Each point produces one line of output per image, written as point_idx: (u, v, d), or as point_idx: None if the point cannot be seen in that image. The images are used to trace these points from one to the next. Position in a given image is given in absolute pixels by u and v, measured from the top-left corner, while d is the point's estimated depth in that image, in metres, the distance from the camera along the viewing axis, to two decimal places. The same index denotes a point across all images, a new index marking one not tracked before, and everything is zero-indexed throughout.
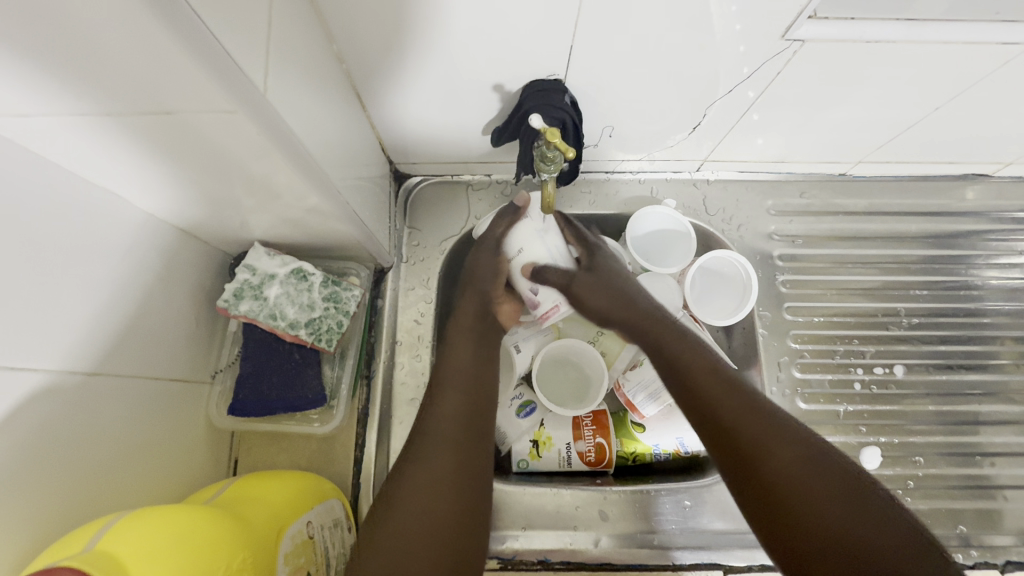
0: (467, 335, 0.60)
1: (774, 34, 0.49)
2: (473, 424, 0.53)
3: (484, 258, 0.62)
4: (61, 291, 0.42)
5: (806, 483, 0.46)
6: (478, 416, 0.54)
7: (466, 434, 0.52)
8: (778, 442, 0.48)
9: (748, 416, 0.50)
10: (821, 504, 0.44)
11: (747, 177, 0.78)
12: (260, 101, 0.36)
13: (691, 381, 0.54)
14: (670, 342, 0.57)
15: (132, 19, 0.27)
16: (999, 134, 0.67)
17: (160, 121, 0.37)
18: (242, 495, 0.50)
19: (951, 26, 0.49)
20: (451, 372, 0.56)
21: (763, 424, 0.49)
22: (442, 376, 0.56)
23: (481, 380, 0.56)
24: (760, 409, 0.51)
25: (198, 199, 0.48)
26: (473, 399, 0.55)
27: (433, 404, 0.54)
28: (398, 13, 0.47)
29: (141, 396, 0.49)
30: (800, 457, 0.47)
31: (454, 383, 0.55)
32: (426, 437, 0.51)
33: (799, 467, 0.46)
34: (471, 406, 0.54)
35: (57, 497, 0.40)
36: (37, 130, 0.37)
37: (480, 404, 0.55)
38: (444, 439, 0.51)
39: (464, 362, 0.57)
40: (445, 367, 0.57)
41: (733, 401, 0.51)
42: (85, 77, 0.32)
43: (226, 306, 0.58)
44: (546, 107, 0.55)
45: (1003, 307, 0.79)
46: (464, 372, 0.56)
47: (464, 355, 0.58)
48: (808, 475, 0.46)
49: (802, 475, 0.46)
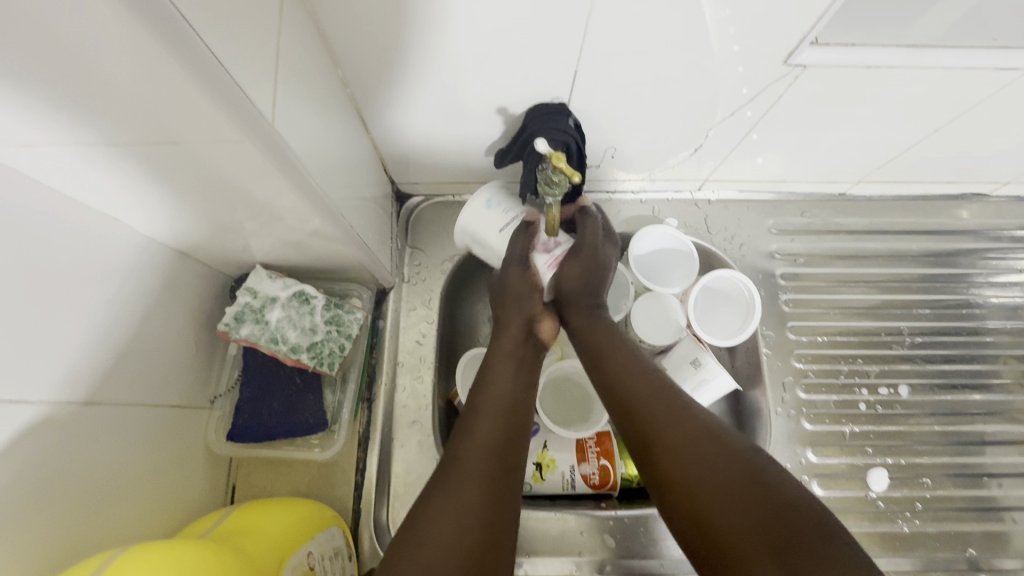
0: (509, 357, 0.60)
1: (775, 59, 0.50)
2: (508, 453, 0.52)
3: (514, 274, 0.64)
4: (56, 319, 0.41)
5: (707, 481, 0.46)
6: (513, 444, 0.53)
7: (503, 463, 0.51)
8: (679, 440, 0.49)
9: (658, 418, 0.51)
10: (714, 503, 0.45)
11: (748, 197, 0.78)
12: (268, 129, 0.36)
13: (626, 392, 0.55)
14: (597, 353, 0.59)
15: (138, 52, 0.27)
16: (996, 155, 0.68)
17: (164, 150, 0.36)
18: (241, 528, 0.48)
19: (949, 52, 0.50)
20: (490, 398, 0.55)
21: (668, 426, 0.51)
22: (479, 402, 0.55)
23: (518, 408, 0.56)
24: (671, 411, 0.52)
25: (200, 222, 0.48)
26: (509, 427, 0.54)
27: (468, 431, 0.53)
28: (403, 37, 0.47)
29: (137, 424, 0.48)
30: (700, 453, 0.48)
31: (491, 412, 0.54)
32: (461, 464, 0.50)
33: (699, 465, 0.47)
34: (506, 435, 0.53)
35: (50, 535, 0.39)
36: (38, 158, 0.37)
37: (515, 433, 0.54)
38: (480, 467, 0.50)
39: (504, 388, 0.57)
40: (484, 395, 0.56)
41: (645, 406, 0.53)
42: (86, 106, 0.31)
43: (225, 331, 0.57)
44: (550, 131, 0.55)
45: (1004, 325, 0.79)
46: (503, 399, 0.56)
47: (504, 382, 0.57)
48: (715, 481, 0.46)
49: (705, 478, 0.46)
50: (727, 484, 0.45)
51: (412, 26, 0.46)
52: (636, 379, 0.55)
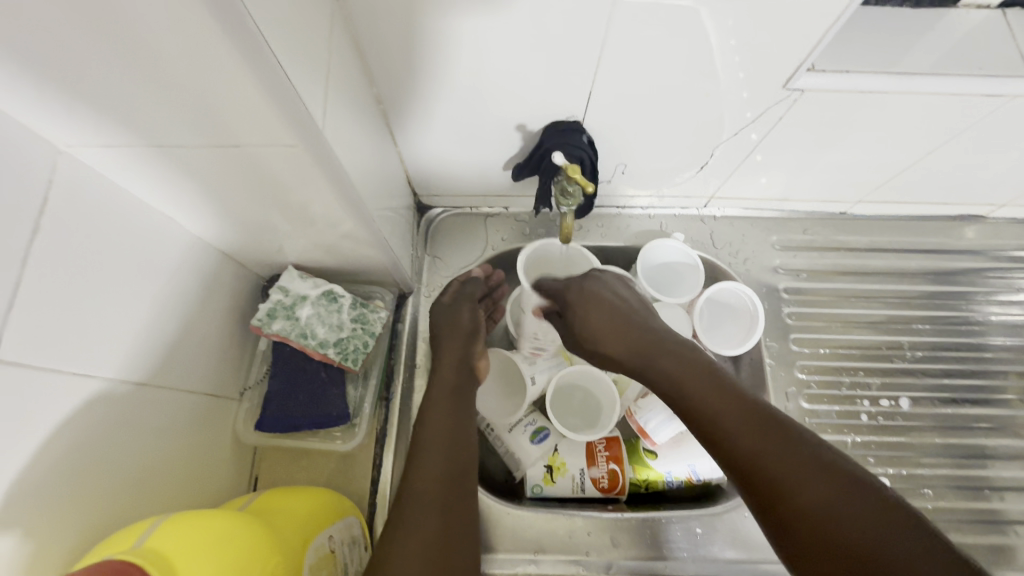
0: (445, 383, 0.62)
1: (774, 84, 0.54)
2: (452, 482, 0.53)
3: (462, 313, 0.68)
4: (117, 303, 0.44)
5: (806, 489, 0.43)
6: (459, 469, 0.55)
7: (444, 495, 0.52)
8: (775, 458, 0.45)
9: (733, 424, 0.49)
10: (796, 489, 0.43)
11: (752, 214, 0.82)
12: (318, 137, 0.40)
13: (689, 388, 0.53)
14: (656, 356, 0.57)
15: (219, 65, 0.32)
16: (989, 177, 0.71)
17: (226, 153, 0.41)
18: (266, 509, 0.51)
19: (939, 80, 0.54)
20: (432, 426, 0.57)
21: (756, 438, 0.47)
22: (425, 433, 0.57)
23: (458, 434, 0.57)
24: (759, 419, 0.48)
25: (244, 222, 0.52)
26: (452, 456, 0.55)
27: (417, 458, 0.55)
28: (434, 60, 0.52)
29: (176, 408, 0.52)
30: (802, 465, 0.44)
31: (434, 443, 0.56)
32: (410, 500, 0.51)
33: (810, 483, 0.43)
34: (452, 461, 0.55)
35: (99, 503, 0.42)
36: (116, 159, 0.41)
37: (457, 460, 0.55)
38: (425, 500, 0.51)
39: (445, 415, 0.59)
40: (428, 426, 0.57)
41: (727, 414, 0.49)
42: (165, 112, 0.36)
43: (259, 325, 0.61)
44: (565, 146, 0.59)
45: (1006, 342, 0.81)
46: (445, 428, 0.57)
47: (443, 411, 0.59)
48: (799, 475, 0.44)
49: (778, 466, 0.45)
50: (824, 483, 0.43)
51: (444, 49, 0.50)
52: (718, 384, 0.52)
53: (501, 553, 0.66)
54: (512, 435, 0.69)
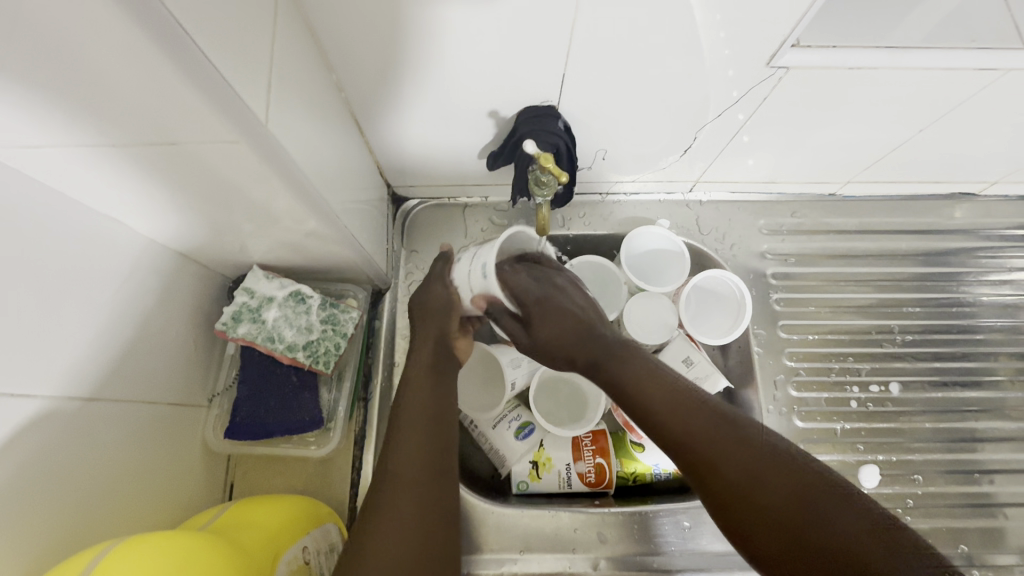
0: (429, 362, 0.60)
1: (758, 61, 0.51)
2: (437, 458, 0.52)
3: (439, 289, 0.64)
4: (58, 315, 0.42)
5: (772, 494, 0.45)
6: (440, 450, 0.52)
7: (426, 472, 0.50)
8: (733, 465, 0.47)
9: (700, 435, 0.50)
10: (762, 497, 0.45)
11: (739, 198, 0.80)
12: (262, 131, 0.37)
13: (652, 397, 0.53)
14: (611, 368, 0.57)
15: (138, 54, 0.28)
16: (979, 155, 0.69)
17: (165, 152, 0.38)
18: (235, 524, 0.49)
19: (930, 53, 0.51)
20: (409, 411, 0.55)
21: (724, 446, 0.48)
22: (400, 417, 0.54)
23: (440, 411, 0.55)
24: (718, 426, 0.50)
25: (198, 223, 0.49)
26: (432, 439, 0.53)
27: (394, 445, 0.52)
28: (394, 44, 0.48)
29: (135, 421, 0.49)
30: (761, 469, 0.46)
31: (412, 432, 0.52)
32: (388, 479, 0.49)
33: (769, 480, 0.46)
34: (432, 442, 0.52)
35: (51, 527, 0.40)
36: (44, 161, 0.38)
37: (440, 437, 0.53)
38: (405, 478, 0.49)
39: (423, 397, 0.56)
40: (404, 407, 0.55)
41: (703, 437, 0.50)
42: (85, 109, 0.33)
43: (223, 330, 0.59)
44: (539, 133, 0.56)
45: (996, 323, 0.80)
46: (424, 410, 0.55)
47: (423, 389, 0.57)
48: (762, 483, 0.46)
49: (746, 477, 0.46)
50: (779, 482, 0.45)
51: (405, 33, 0.47)
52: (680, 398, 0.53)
53: (487, 553, 0.64)
54: (496, 432, 0.68)
